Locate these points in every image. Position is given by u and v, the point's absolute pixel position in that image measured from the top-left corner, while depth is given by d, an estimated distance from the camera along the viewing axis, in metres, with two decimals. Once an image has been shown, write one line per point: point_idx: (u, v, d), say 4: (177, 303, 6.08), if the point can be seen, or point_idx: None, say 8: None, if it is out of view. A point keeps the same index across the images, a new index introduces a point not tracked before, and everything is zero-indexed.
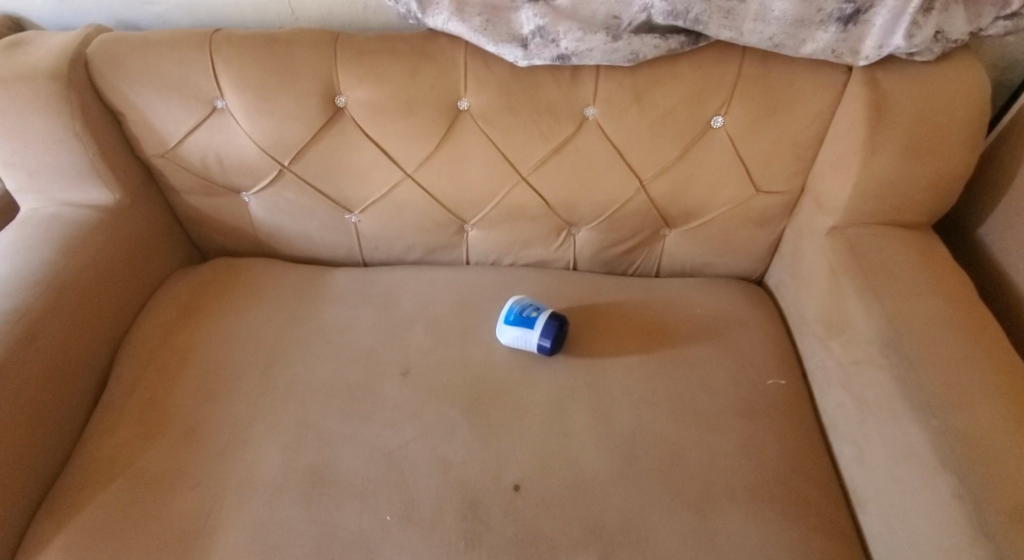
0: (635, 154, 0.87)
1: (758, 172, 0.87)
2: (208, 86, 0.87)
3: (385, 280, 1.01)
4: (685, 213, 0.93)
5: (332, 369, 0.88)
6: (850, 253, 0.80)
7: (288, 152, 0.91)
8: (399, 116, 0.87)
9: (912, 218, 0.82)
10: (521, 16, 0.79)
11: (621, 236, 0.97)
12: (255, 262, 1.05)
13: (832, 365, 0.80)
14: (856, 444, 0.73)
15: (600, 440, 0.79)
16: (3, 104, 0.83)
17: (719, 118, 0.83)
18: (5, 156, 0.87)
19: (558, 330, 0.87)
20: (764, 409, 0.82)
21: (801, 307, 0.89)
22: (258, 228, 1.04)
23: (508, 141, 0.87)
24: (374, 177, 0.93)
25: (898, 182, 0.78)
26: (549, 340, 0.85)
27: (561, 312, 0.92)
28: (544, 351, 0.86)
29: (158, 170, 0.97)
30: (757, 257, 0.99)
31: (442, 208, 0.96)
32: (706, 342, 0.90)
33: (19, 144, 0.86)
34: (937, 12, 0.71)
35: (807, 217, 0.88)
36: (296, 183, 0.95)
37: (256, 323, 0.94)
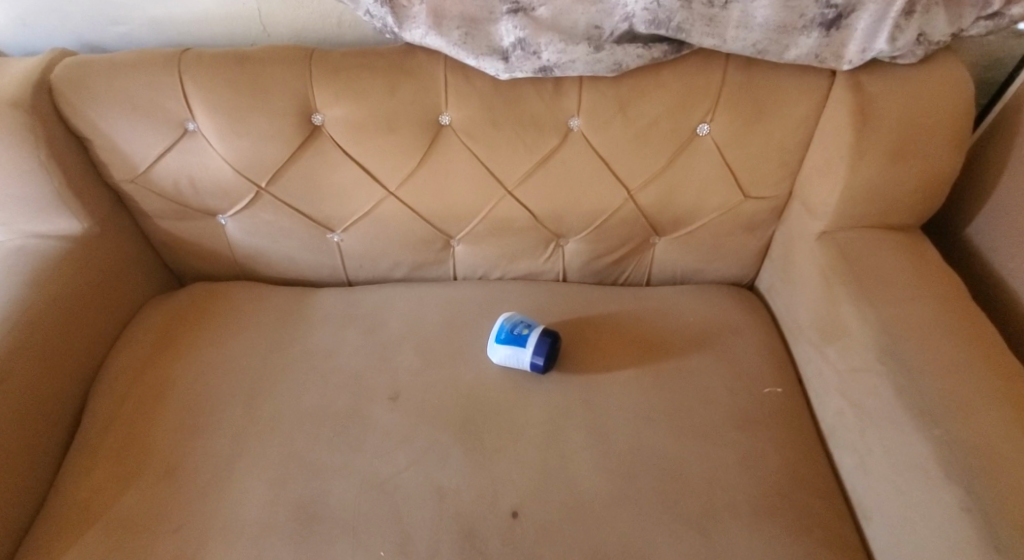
0: (622, 164, 0.85)
1: (745, 179, 0.86)
2: (178, 107, 0.84)
3: (372, 300, 0.98)
4: (673, 221, 0.92)
5: (319, 397, 0.85)
6: (842, 258, 0.79)
7: (264, 173, 0.88)
8: (379, 133, 0.84)
9: (902, 221, 0.81)
10: (501, 28, 0.77)
11: (610, 246, 0.96)
12: (235, 286, 1.02)
13: (829, 372, 0.79)
14: (857, 452, 0.73)
15: (598, 458, 0.78)
16: None
17: (704, 126, 0.82)
18: None
19: (551, 348, 0.85)
20: (760, 420, 0.82)
21: (794, 314, 0.88)
22: (236, 251, 1.01)
23: (493, 156, 0.85)
24: (356, 195, 0.91)
25: (887, 185, 0.77)
26: (540, 355, 0.83)
27: (552, 328, 0.91)
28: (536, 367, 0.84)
29: (129, 196, 0.93)
30: (746, 262, 0.98)
31: (428, 225, 0.94)
32: (699, 354, 0.89)
33: None
34: (919, 15, 0.70)
35: (796, 221, 0.87)
36: (274, 204, 0.92)
37: (238, 351, 0.91)
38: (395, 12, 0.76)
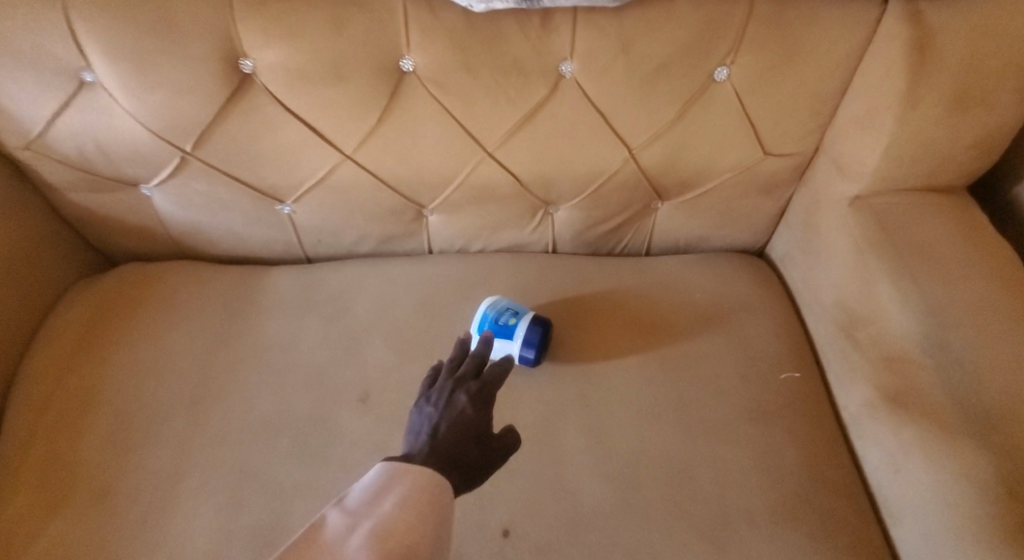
0: (624, 118, 0.71)
1: (766, 133, 0.73)
2: (65, 55, 0.65)
3: (334, 281, 0.85)
4: (681, 184, 0.79)
5: (276, 401, 0.74)
6: (880, 229, 0.69)
7: (188, 135, 0.72)
8: (327, 84, 0.68)
9: (947, 181, 0.70)
10: None
11: (607, 213, 0.83)
12: (172, 268, 0.88)
13: (858, 358, 0.70)
14: (890, 450, 0.64)
15: (598, 464, 0.69)
16: None
17: (723, 70, 0.67)
18: None
19: (539, 336, 0.73)
20: (777, 412, 0.73)
21: (814, 288, 0.78)
22: (170, 227, 0.86)
23: (469, 111, 0.70)
24: (306, 160, 0.75)
25: (938, 141, 0.65)
26: (527, 346, 0.73)
27: (542, 314, 0.79)
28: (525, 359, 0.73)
29: (26, 165, 0.77)
30: (759, 228, 0.87)
31: (395, 193, 0.80)
32: (707, 336, 0.79)
33: None
34: None
35: (822, 181, 0.76)
36: (207, 172, 0.77)
37: (178, 348, 0.79)
38: None
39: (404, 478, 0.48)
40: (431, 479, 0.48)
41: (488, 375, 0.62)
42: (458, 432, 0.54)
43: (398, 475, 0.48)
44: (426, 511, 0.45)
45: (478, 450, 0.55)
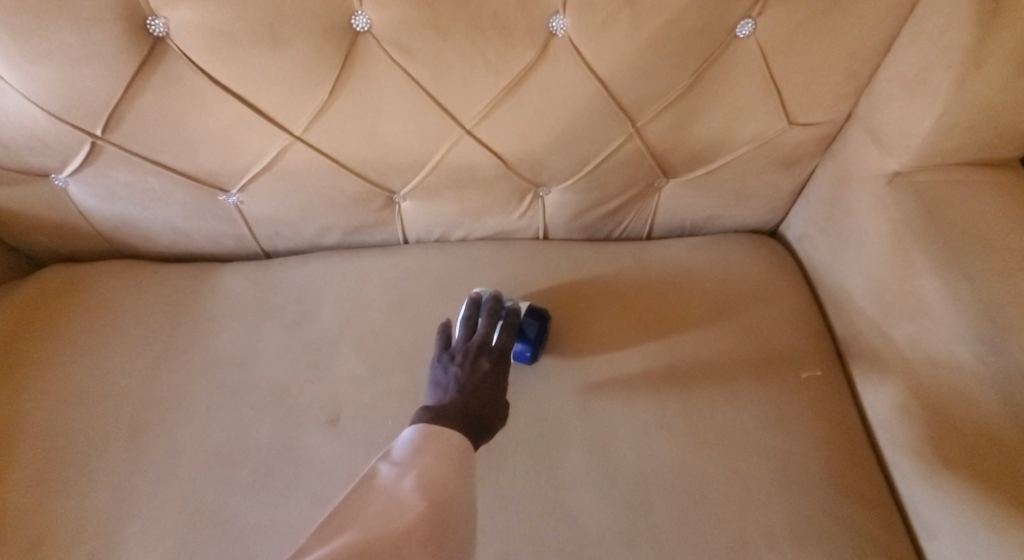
0: (628, 84, 0.60)
1: (793, 99, 0.63)
2: None
3: (295, 280, 0.74)
4: (691, 159, 0.69)
5: (231, 425, 0.64)
6: (924, 210, 0.60)
7: (98, 115, 0.59)
8: (263, 50, 0.54)
9: (1001, 153, 0.60)
10: None
11: (606, 193, 0.72)
12: (106, 269, 0.76)
13: (893, 359, 0.62)
14: (929, 464, 0.57)
15: (601, 485, 0.61)
16: None
17: (747, 25, 0.56)
18: None
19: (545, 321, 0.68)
20: (800, 417, 0.65)
21: (841, 275, 0.70)
22: (97, 223, 0.73)
23: (441, 79, 0.58)
24: (248, 142, 0.63)
25: (1001, 107, 0.55)
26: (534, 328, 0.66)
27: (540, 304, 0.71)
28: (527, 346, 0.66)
29: None
30: (775, 206, 0.77)
31: (359, 178, 0.68)
32: (720, 331, 0.70)
33: None
34: None
35: (855, 155, 0.66)
36: (128, 159, 0.64)
37: (116, 366, 0.68)
38: None
39: (436, 436, 0.47)
40: (459, 436, 0.48)
41: (504, 331, 0.64)
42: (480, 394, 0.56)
43: (432, 430, 0.47)
44: (460, 465, 0.45)
45: (497, 406, 0.56)
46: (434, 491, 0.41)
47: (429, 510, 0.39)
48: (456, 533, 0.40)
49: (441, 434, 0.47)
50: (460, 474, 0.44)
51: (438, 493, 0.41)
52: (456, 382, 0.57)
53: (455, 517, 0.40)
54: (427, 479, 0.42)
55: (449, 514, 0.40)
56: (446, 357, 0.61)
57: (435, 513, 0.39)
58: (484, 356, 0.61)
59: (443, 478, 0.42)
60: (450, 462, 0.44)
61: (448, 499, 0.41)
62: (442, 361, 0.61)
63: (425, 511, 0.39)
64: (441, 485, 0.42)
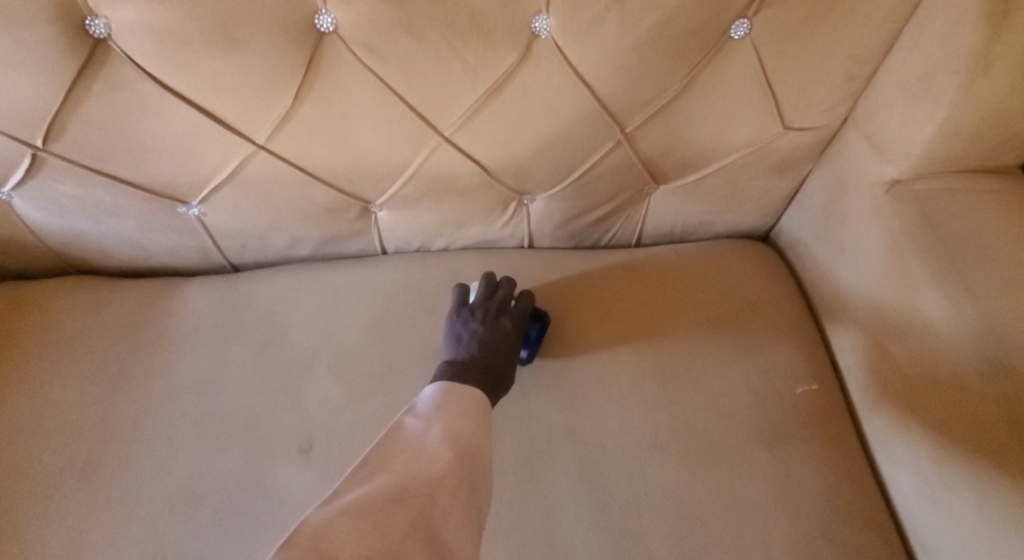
0: (615, 87, 0.56)
1: (788, 104, 0.60)
2: None
3: (264, 296, 0.70)
4: (682, 165, 0.66)
5: (196, 456, 0.60)
6: (923, 220, 0.57)
7: (36, 125, 0.53)
8: (219, 55, 0.50)
9: (1001, 160, 0.58)
10: None
11: (594, 201, 0.69)
12: (57, 288, 0.70)
13: (892, 373, 0.60)
14: (929, 483, 0.55)
15: (593, 512, 0.58)
16: None
17: (741, 26, 0.53)
18: None
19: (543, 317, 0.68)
20: (797, 435, 0.63)
21: (837, 285, 0.67)
22: (44, 238, 0.67)
23: (416, 84, 0.54)
24: (208, 152, 0.58)
25: (1004, 115, 0.53)
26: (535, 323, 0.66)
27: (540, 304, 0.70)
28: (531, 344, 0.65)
29: None
30: (768, 211, 0.74)
31: (330, 187, 0.63)
32: (713, 344, 0.68)
33: None
34: None
35: (851, 162, 0.63)
36: (75, 172, 0.58)
37: (68, 395, 0.63)
38: None
39: (459, 393, 0.49)
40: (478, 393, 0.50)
41: (524, 301, 0.66)
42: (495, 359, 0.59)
43: (455, 388, 0.50)
44: (480, 420, 0.47)
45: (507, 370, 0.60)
46: (459, 441, 0.42)
47: (455, 455, 0.41)
48: (476, 482, 0.42)
49: (465, 392, 0.49)
50: (481, 429, 0.46)
51: (462, 442, 0.43)
52: (474, 339, 0.60)
53: (477, 465, 0.42)
54: (453, 431, 0.43)
55: (472, 464, 0.42)
56: (468, 313, 0.64)
57: (461, 459, 0.41)
58: (505, 318, 0.64)
59: (466, 431, 0.44)
60: (472, 417, 0.46)
61: (471, 448, 0.43)
62: (462, 316, 0.64)
63: (452, 457, 0.41)
64: (464, 437, 0.43)
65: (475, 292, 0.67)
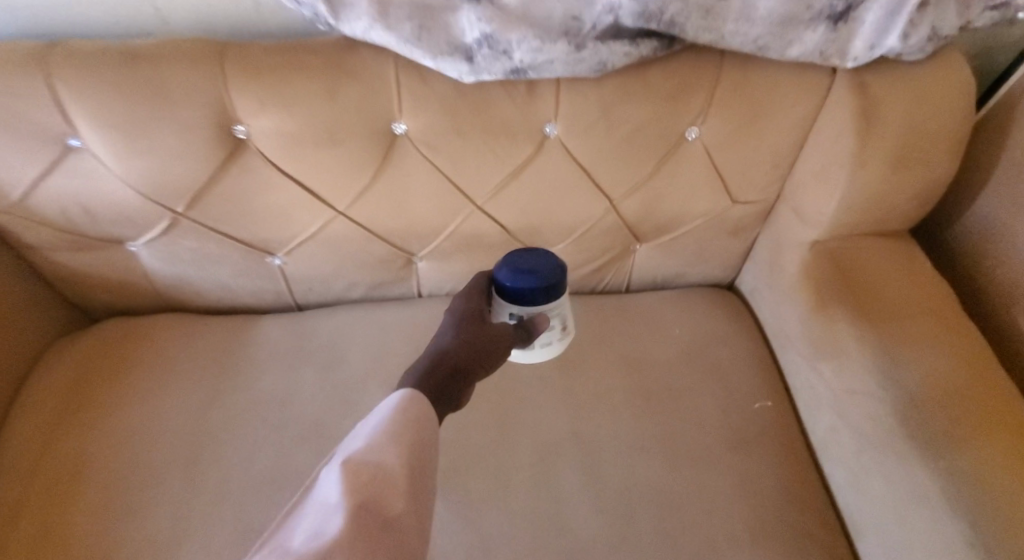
0: (604, 171, 0.76)
1: (734, 184, 0.80)
2: (51, 120, 0.65)
3: (326, 329, 0.87)
4: (658, 228, 0.85)
5: (275, 454, 0.75)
6: (837, 272, 0.77)
7: (179, 197, 0.72)
8: (320, 150, 0.70)
9: (891, 226, 0.78)
10: (461, 19, 0.62)
11: (590, 255, 0.88)
12: (160, 323, 0.88)
13: (822, 389, 0.77)
14: (853, 472, 0.71)
15: (594, 500, 0.73)
16: None
17: (693, 130, 0.73)
18: None
19: (535, 257, 0.62)
20: (754, 440, 0.79)
21: (782, 322, 0.85)
22: (154, 282, 0.85)
23: (458, 168, 0.74)
24: (298, 217, 0.77)
25: (883, 195, 0.73)
26: (508, 271, 0.60)
27: (539, 254, 0.62)
28: (522, 292, 0.59)
29: (5, 229, 0.76)
30: (729, 264, 0.93)
31: (384, 242, 0.82)
32: (687, 369, 0.85)
33: None
34: (934, 9, 0.62)
35: (785, 227, 0.83)
36: (196, 231, 0.77)
37: (173, 407, 0.79)
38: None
39: (390, 415, 0.44)
40: (417, 402, 0.46)
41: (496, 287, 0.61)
42: (480, 332, 0.56)
43: (390, 404, 0.45)
44: (412, 432, 0.43)
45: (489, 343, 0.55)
46: (367, 474, 0.39)
47: (357, 504, 0.37)
48: (391, 527, 0.37)
49: (400, 409, 0.44)
50: (407, 447, 0.41)
51: (371, 476, 0.39)
52: (456, 319, 0.58)
53: (388, 515, 0.38)
54: (365, 461, 0.40)
55: (382, 494, 0.38)
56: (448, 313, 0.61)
57: (363, 512, 0.36)
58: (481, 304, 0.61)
59: (385, 451, 0.41)
60: (400, 438, 0.42)
61: (382, 479, 0.39)
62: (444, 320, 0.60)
63: (353, 504, 0.36)
64: (380, 460, 0.40)
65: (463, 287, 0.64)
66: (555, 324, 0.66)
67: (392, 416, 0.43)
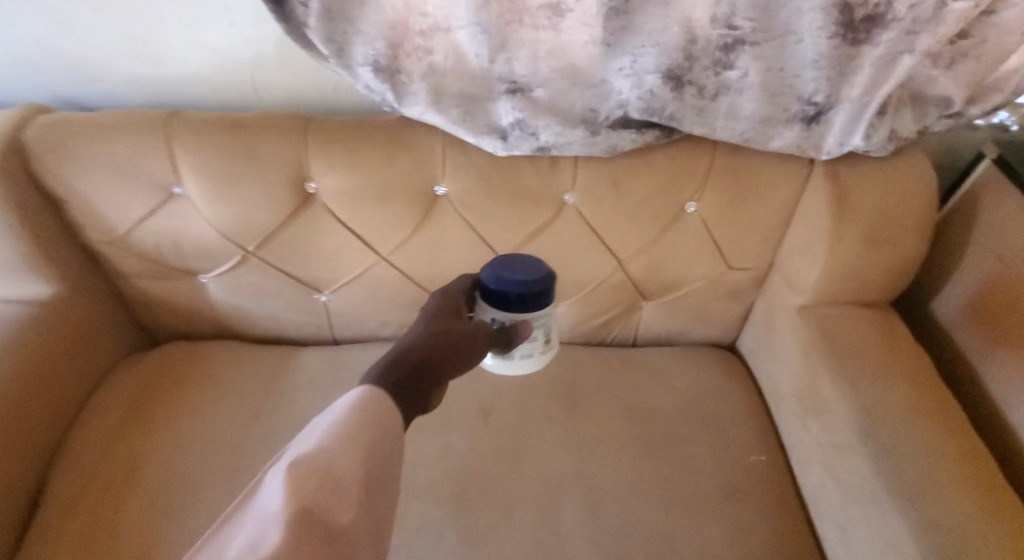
0: (614, 236, 0.88)
1: (729, 253, 0.91)
2: (164, 172, 0.81)
3: (361, 362, 0.97)
4: (662, 288, 0.95)
5: None
6: (822, 335, 0.85)
7: (252, 238, 0.86)
8: (373, 204, 0.84)
9: (871, 297, 0.88)
10: (499, 107, 0.77)
11: (600, 310, 0.98)
12: (215, 347, 1.00)
13: (811, 443, 0.84)
14: (841, 525, 0.76)
15: (593, 533, 0.78)
16: None
17: (692, 204, 0.86)
18: None
19: (524, 265, 0.63)
20: (746, 490, 0.84)
21: (775, 381, 0.93)
22: (216, 310, 0.98)
23: (488, 225, 0.86)
24: (347, 260, 0.90)
25: (859, 269, 0.83)
26: (494, 275, 0.60)
27: (529, 261, 0.63)
28: (506, 293, 0.59)
29: (104, 257, 0.90)
30: (728, 326, 1.02)
31: (417, 286, 0.94)
32: (685, 420, 0.92)
33: None
34: (890, 115, 0.75)
35: (776, 294, 0.93)
36: (261, 267, 0.90)
37: (220, 422, 0.88)
38: (394, 88, 0.76)
39: (350, 413, 0.40)
40: (380, 398, 0.42)
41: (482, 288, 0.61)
42: (453, 325, 0.53)
43: (347, 401, 0.41)
44: (371, 434, 0.38)
45: (468, 339, 0.52)
46: (314, 481, 0.35)
47: (300, 512, 0.33)
48: (339, 538, 0.33)
49: (358, 406, 0.40)
50: (364, 449, 0.37)
51: (321, 481, 0.35)
52: (431, 315, 0.55)
53: (335, 526, 0.33)
54: (314, 464, 0.35)
55: (329, 508, 0.34)
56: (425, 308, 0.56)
57: (308, 520, 0.33)
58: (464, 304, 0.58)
59: (338, 454, 0.36)
60: (354, 439, 0.38)
61: (331, 485, 0.35)
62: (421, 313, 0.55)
63: (295, 512, 0.32)
64: (331, 464, 0.36)
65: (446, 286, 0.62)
66: (537, 336, 0.65)
67: (348, 414, 0.39)
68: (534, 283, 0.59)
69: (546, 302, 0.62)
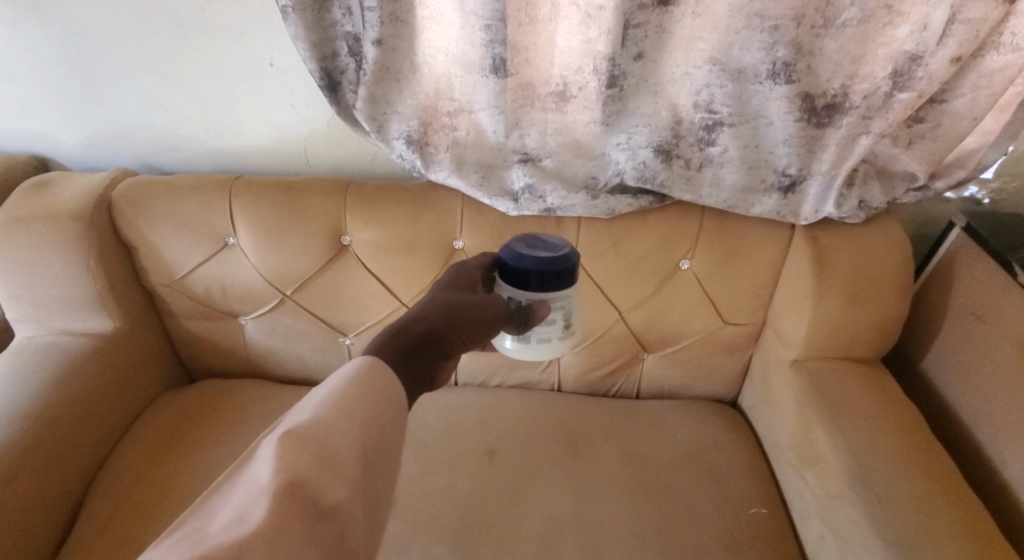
0: (614, 289, 0.97)
1: (723, 309, 0.98)
2: (223, 224, 0.95)
3: None
4: (661, 341, 1.02)
5: None
6: (813, 387, 0.89)
7: (291, 283, 0.97)
8: (399, 255, 0.95)
9: (861, 353, 0.92)
10: (512, 174, 0.90)
11: (603, 361, 1.05)
12: (247, 385, 1.08)
13: (808, 494, 0.85)
14: None
15: None
16: (39, 246, 0.90)
17: (685, 262, 0.94)
18: (35, 295, 0.93)
19: (546, 251, 0.67)
20: (747, 540, 0.85)
21: (774, 434, 0.96)
22: (251, 350, 1.07)
23: None
24: (373, 306, 0.99)
25: (844, 325, 0.89)
26: (514, 254, 0.66)
27: (548, 247, 0.68)
28: (526, 271, 0.64)
29: (161, 298, 1.02)
30: (728, 382, 1.07)
31: None
32: (685, 470, 0.94)
33: (43, 287, 0.92)
34: (858, 186, 0.85)
35: (771, 348, 0.98)
36: (295, 310, 1.00)
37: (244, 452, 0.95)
38: (423, 156, 0.89)
39: (345, 391, 0.44)
40: (377, 375, 0.47)
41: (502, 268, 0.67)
42: (465, 298, 0.60)
43: (344, 376, 0.46)
44: (361, 410, 0.43)
45: (477, 312, 0.59)
46: (305, 452, 0.38)
47: (291, 482, 0.36)
48: (329, 511, 0.37)
49: (354, 383, 0.45)
50: (356, 425, 0.42)
51: (313, 452, 0.38)
52: (449, 287, 0.63)
53: (325, 498, 0.37)
54: (308, 435, 0.39)
55: (321, 479, 0.37)
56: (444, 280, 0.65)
57: (298, 492, 0.36)
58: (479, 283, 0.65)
59: (332, 430, 0.41)
60: (347, 417, 0.42)
61: (324, 457, 0.39)
62: (440, 284, 0.64)
63: (286, 481, 0.36)
64: (326, 438, 0.40)
65: (468, 264, 0.69)
66: (558, 320, 0.67)
67: (343, 391, 0.44)
68: (551, 264, 0.64)
69: (564, 283, 0.65)
